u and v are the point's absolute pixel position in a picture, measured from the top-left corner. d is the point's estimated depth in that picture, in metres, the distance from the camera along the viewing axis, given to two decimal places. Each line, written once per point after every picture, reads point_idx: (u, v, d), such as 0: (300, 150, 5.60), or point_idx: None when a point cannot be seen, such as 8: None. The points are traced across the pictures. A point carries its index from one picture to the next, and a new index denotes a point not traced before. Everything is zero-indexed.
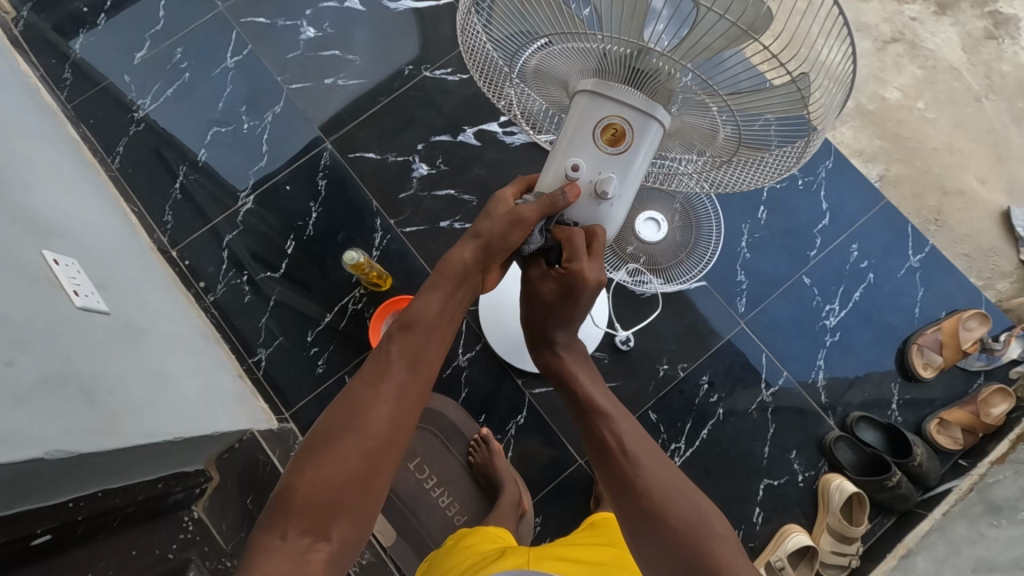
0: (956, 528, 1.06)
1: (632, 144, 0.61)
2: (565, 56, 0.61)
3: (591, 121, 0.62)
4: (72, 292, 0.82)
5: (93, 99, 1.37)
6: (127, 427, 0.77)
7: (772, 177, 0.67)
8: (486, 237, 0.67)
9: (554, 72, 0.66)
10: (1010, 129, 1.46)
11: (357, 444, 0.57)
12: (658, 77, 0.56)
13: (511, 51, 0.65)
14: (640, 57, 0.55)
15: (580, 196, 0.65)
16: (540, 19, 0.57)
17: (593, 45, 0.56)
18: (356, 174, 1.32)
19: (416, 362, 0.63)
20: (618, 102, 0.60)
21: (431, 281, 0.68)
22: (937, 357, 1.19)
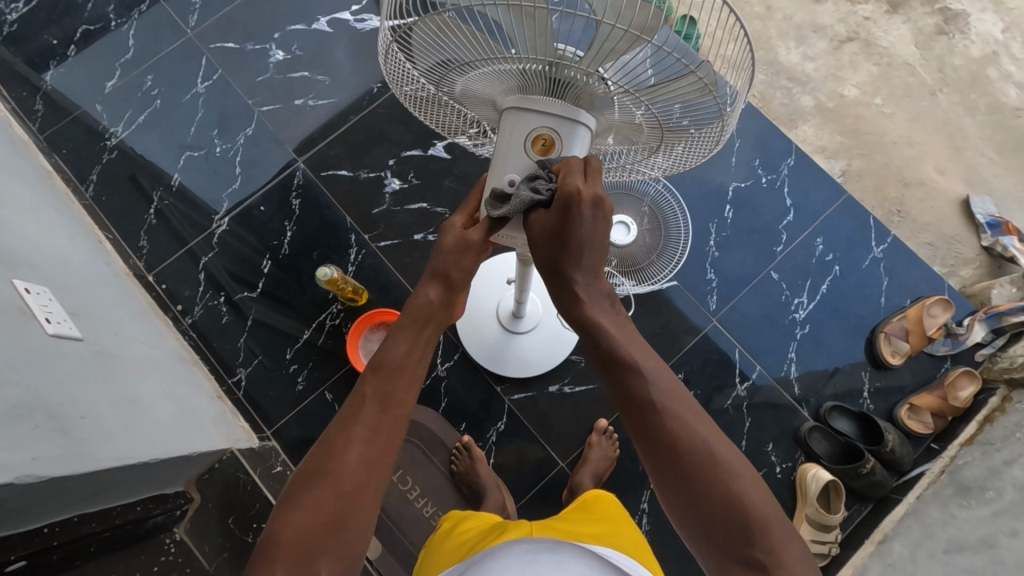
0: (929, 511, 1.10)
1: (563, 150, 0.60)
2: (486, 79, 0.60)
3: (517, 135, 0.61)
4: (44, 320, 0.83)
5: (65, 129, 1.38)
6: (99, 452, 0.78)
7: (702, 162, 0.68)
8: (444, 270, 0.64)
9: (478, 94, 0.65)
10: (965, 121, 1.51)
11: (333, 487, 0.52)
12: (576, 86, 0.56)
13: (435, 76, 0.64)
14: (556, 72, 0.54)
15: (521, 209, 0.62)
16: (456, 49, 0.56)
17: (511, 66, 0.55)
18: (329, 192, 1.34)
19: (388, 401, 0.58)
20: (541, 113, 0.59)
21: (400, 319, 0.63)
22: (903, 344, 1.22)
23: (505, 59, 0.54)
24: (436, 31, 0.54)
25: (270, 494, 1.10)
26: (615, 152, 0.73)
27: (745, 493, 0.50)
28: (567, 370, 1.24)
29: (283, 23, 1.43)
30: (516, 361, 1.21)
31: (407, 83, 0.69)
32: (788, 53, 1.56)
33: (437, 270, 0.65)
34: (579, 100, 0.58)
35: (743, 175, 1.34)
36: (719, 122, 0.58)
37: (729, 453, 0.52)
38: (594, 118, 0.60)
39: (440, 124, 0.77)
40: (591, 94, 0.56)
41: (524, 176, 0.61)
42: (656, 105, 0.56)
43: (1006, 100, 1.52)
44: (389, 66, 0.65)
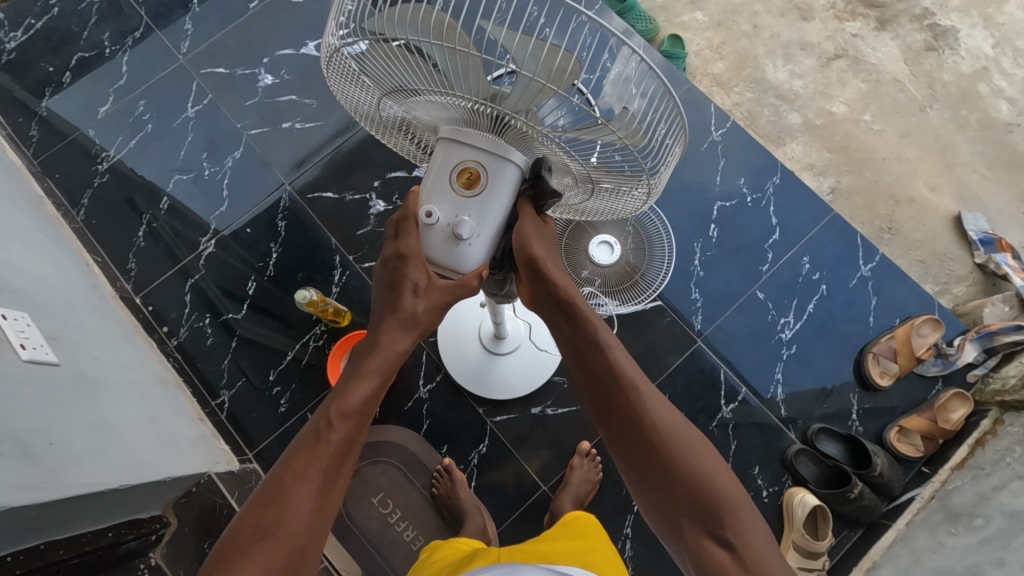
0: (917, 538, 1.07)
1: (487, 185, 0.60)
2: (428, 106, 0.60)
3: (446, 166, 0.61)
4: (19, 345, 0.85)
5: (60, 154, 1.41)
6: (66, 479, 0.78)
7: (641, 210, 0.68)
8: (409, 312, 0.64)
9: (424, 121, 0.66)
10: (956, 137, 1.50)
11: (283, 544, 0.54)
12: (512, 127, 0.56)
13: (384, 99, 0.64)
14: (492, 112, 0.54)
15: (436, 241, 0.62)
16: (397, 74, 0.57)
17: (448, 98, 0.56)
18: (315, 214, 1.35)
19: (346, 452, 0.60)
20: (472, 147, 0.59)
21: (365, 364, 0.63)
22: (893, 365, 1.20)
23: (441, 90, 0.54)
24: (374, 53, 0.55)
25: None
26: (561, 194, 0.72)
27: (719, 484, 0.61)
28: (550, 392, 1.23)
29: (272, 47, 1.46)
30: (498, 382, 1.21)
31: (360, 104, 0.70)
32: (775, 71, 1.56)
33: (399, 307, 0.64)
34: (511, 139, 0.58)
35: (727, 194, 1.33)
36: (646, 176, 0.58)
37: (676, 426, 0.64)
38: (527, 158, 0.61)
39: (402, 149, 0.77)
40: (521, 134, 0.57)
41: (442, 209, 0.61)
42: (581, 148, 0.57)
43: (998, 116, 1.51)
44: (340, 86, 0.66)
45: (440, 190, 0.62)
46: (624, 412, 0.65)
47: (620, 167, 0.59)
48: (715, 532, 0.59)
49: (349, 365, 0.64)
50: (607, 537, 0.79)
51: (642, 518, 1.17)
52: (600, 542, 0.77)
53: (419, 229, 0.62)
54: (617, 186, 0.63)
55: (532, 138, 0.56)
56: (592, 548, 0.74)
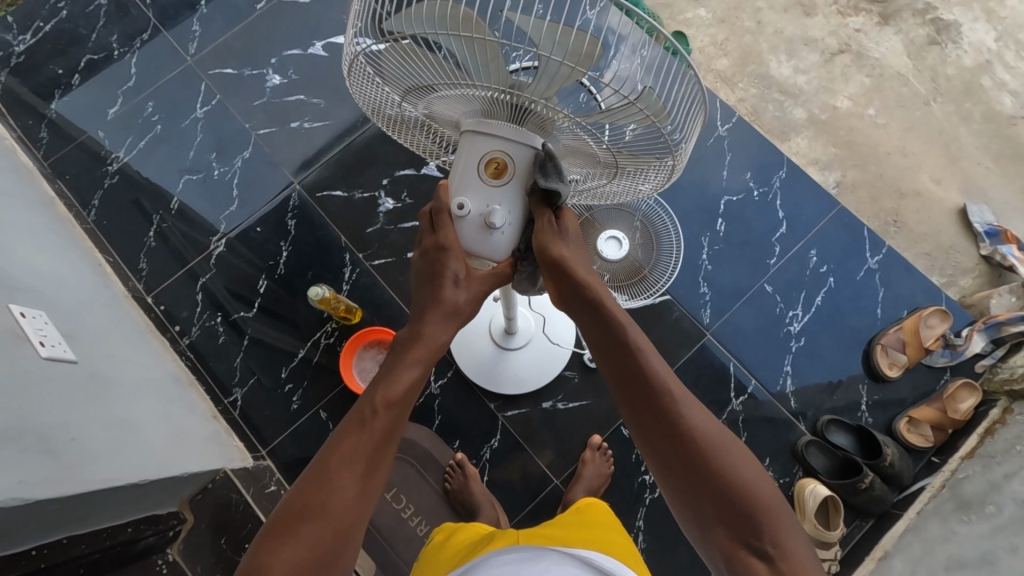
0: (929, 527, 1.07)
1: (515, 175, 0.61)
2: (449, 100, 0.61)
3: (472, 158, 0.62)
4: (38, 342, 0.86)
5: (70, 155, 1.41)
6: (87, 474, 0.79)
7: (660, 191, 0.69)
8: (451, 303, 0.64)
9: (441, 116, 0.67)
10: (960, 130, 1.50)
11: (327, 526, 0.54)
12: (534, 113, 0.57)
13: (403, 97, 0.65)
14: (515, 100, 0.55)
15: (467, 232, 0.64)
16: (417, 72, 0.57)
17: (469, 91, 0.57)
18: (324, 213, 1.36)
19: (388, 439, 0.59)
20: (497, 138, 0.60)
21: (408, 355, 0.63)
22: (902, 356, 1.20)
23: (462, 83, 0.55)
24: (393, 52, 0.56)
25: (263, 514, 1.09)
26: (581, 180, 0.73)
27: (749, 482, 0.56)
28: (560, 387, 1.24)
29: (279, 48, 1.46)
30: (509, 377, 1.21)
31: (377, 105, 0.71)
32: (779, 66, 1.57)
33: (442, 298, 0.64)
34: (532, 125, 0.59)
35: (734, 188, 1.34)
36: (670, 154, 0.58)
37: (697, 416, 0.59)
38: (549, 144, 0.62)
39: (419, 147, 0.78)
40: (542, 119, 0.58)
41: (472, 201, 0.62)
42: (603, 131, 0.58)
43: (1002, 109, 1.52)
44: (357, 89, 0.67)
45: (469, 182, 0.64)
46: (643, 400, 0.60)
47: (640, 148, 0.60)
48: (747, 540, 0.54)
49: (391, 355, 0.64)
50: (614, 521, 0.81)
51: (654, 511, 1.18)
52: (616, 530, 0.78)
53: (452, 220, 0.64)
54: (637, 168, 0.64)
55: (555, 121, 0.57)
56: (610, 534, 0.75)
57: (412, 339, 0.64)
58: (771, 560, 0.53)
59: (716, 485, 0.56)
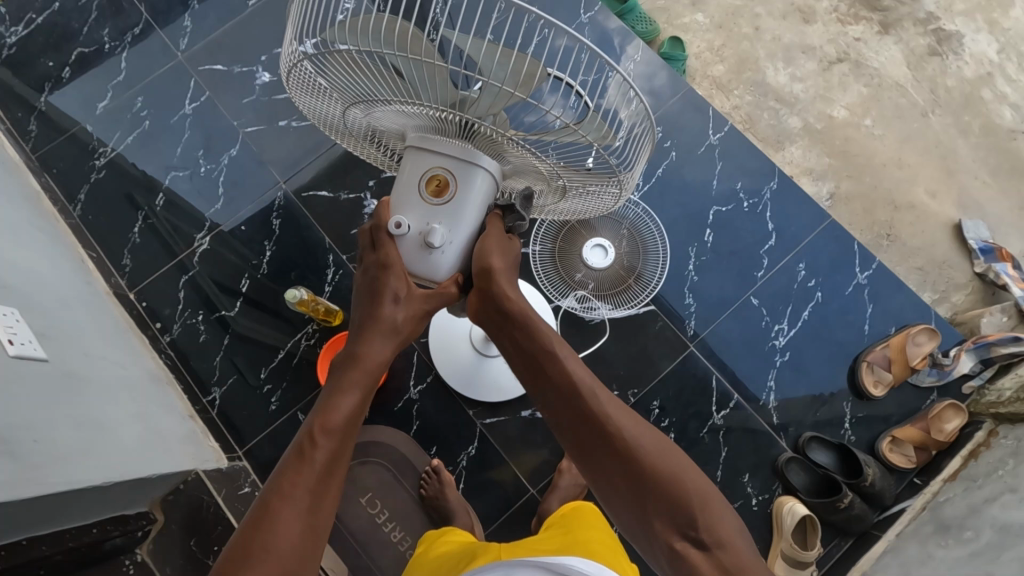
0: (908, 549, 1.06)
1: (457, 193, 0.61)
2: (395, 115, 0.60)
3: (414, 175, 0.62)
4: (6, 341, 0.85)
5: (58, 149, 1.41)
6: (49, 475, 0.78)
7: (615, 208, 0.69)
8: (391, 327, 0.65)
9: (388, 128, 0.66)
10: (958, 143, 1.48)
11: (273, 567, 0.54)
12: (481, 132, 0.56)
13: (350, 109, 0.64)
14: (462, 120, 0.54)
15: (410, 249, 0.63)
16: (359, 84, 0.56)
17: (415, 110, 0.56)
18: (309, 213, 1.35)
19: (332, 468, 0.61)
20: (440, 154, 0.61)
21: (347, 379, 0.64)
22: (887, 374, 1.18)
23: (409, 101, 0.54)
24: (332, 64, 0.54)
25: (232, 516, 1.09)
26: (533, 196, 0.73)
27: (669, 472, 0.60)
28: None
29: (270, 45, 1.46)
30: (488, 384, 1.20)
31: (323, 113, 0.70)
32: (775, 74, 1.55)
33: (380, 322, 0.65)
34: (479, 143, 0.59)
35: (723, 198, 1.32)
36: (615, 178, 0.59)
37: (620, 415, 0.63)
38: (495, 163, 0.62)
39: (371, 157, 0.78)
40: (490, 139, 0.57)
41: (411, 219, 0.62)
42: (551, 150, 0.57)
43: (1001, 122, 1.49)
44: (302, 96, 0.66)
45: (409, 200, 0.63)
46: (568, 398, 0.64)
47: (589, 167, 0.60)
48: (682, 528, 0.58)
49: (330, 380, 0.65)
50: (605, 525, 0.80)
51: None
52: (594, 527, 0.77)
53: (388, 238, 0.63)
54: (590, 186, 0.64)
55: (501, 142, 0.57)
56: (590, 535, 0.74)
57: (352, 363, 0.65)
58: (708, 547, 0.57)
59: (657, 491, 0.59)
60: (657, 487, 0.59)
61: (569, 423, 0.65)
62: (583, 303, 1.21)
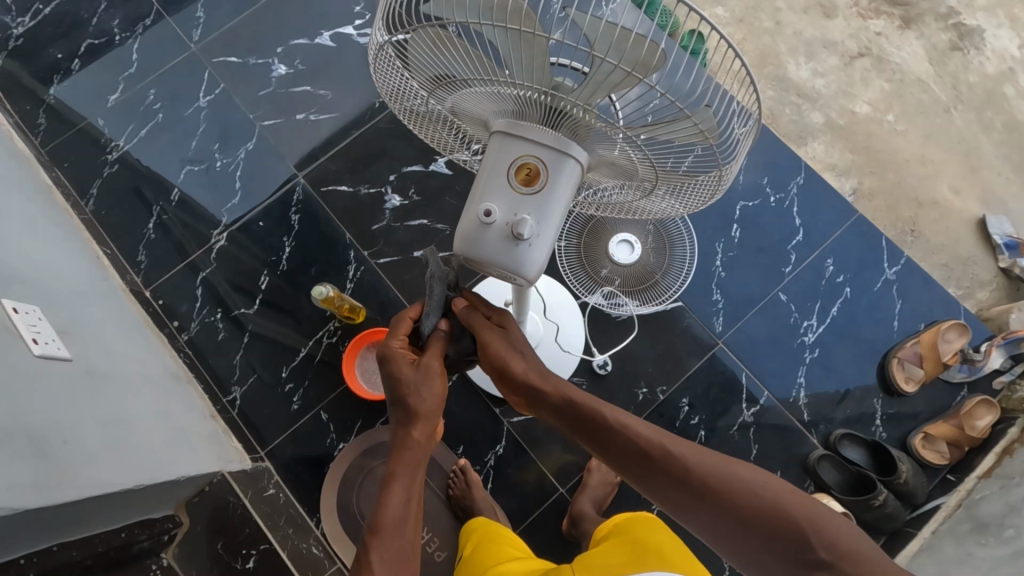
0: (944, 548, 1.05)
1: (548, 183, 0.57)
2: (479, 98, 0.57)
3: (501, 163, 0.58)
4: (31, 340, 0.82)
5: (69, 142, 1.37)
6: (80, 479, 0.76)
7: (701, 209, 0.66)
8: (416, 415, 0.67)
9: (470, 113, 0.63)
10: (980, 140, 1.47)
11: None
12: (568, 117, 0.53)
13: (429, 89, 0.61)
14: (553, 102, 0.51)
15: (494, 242, 0.59)
16: (450, 64, 0.53)
17: (504, 91, 0.53)
18: (329, 208, 1.33)
19: (399, 564, 0.63)
20: (529, 141, 0.56)
21: (402, 458, 0.66)
22: (918, 371, 1.18)
23: (499, 81, 0.51)
24: (422, 40, 0.51)
25: (259, 518, 1.09)
26: (612, 194, 0.70)
27: (753, 492, 0.59)
28: None
29: (286, 37, 1.43)
30: None
31: (397, 90, 0.66)
32: (797, 69, 1.53)
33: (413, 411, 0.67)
34: (569, 132, 0.55)
35: (751, 194, 1.30)
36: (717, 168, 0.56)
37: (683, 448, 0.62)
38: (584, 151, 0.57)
39: (438, 142, 0.75)
40: (577, 126, 0.54)
41: (500, 207, 0.58)
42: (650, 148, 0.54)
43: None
44: (381, 67, 0.63)
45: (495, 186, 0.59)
46: (627, 451, 0.63)
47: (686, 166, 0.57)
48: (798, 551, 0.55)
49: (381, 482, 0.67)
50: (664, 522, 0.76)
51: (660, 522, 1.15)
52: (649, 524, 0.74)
53: (474, 228, 0.59)
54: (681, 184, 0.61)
55: (592, 130, 0.54)
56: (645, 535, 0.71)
57: (394, 462, 0.67)
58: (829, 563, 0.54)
59: (751, 521, 0.58)
60: (754, 516, 0.58)
61: (639, 474, 0.63)
62: (610, 300, 1.20)
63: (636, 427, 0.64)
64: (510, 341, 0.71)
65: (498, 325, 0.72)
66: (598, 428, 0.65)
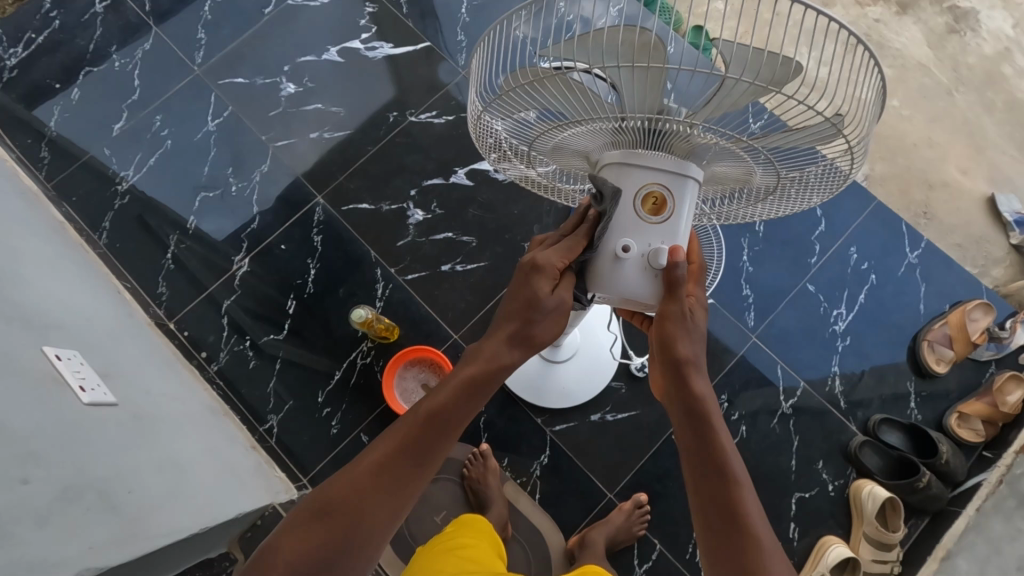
0: (992, 524, 1.06)
1: (675, 209, 0.59)
2: (588, 134, 0.60)
3: (627, 194, 0.59)
4: (79, 388, 0.79)
5: (74, 176, 1.33)
6: (151, 528, 0.75)
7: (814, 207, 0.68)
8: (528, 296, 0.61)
9: (573, 147, 0.65)
10: (983, 120, 1.50)
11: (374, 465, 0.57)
12: (676, 136, 0.55)
13: (534, 134, 0.64)
14: (655, 126, 0.54)
15: (630, 275, 0.60)
16: (563, 107, 0.56)
17: (614, 123, 0.55)
18: (351, 227, 1.31)
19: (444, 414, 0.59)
20: (653, 170, 0.58)
21: (458, 372, 0.60)
22: (948, 352, 1.20)
23: (612, 114, 0.53)
24: (532, 90, 0.54)
25: None
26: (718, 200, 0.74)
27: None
28: (608, 398, 1.21)
29: (292, 54, 1.40)
30: (555, 390, 1.18)
31: (493, 137, 0.69)
32: None
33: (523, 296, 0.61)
34: (683, 153, 0.58)
35: None
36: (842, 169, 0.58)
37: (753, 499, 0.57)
38: (698, 169, 0.60)
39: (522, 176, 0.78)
40: (692, 145, 0.56)
41: (636, 240, 0.60)
42: (775, 152, 0.57)
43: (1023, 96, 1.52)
44: (481, 123, 0.66)
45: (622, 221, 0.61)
46: (709, 463, 0.58)
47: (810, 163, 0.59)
48: None
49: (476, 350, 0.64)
50: None
51: None
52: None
53: (613, 266, 0.61)
54: (797, 182, 0.63)
55: (708, 146, 0.56)
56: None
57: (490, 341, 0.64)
58: None
59: None
60: None
61: (696, 482, 0.59)
62: None
63: (725, 446, 0.59)
64: (693, 335, 0.61)
65: (676, 313, 0.60)
66: (699, 417, 0.60)
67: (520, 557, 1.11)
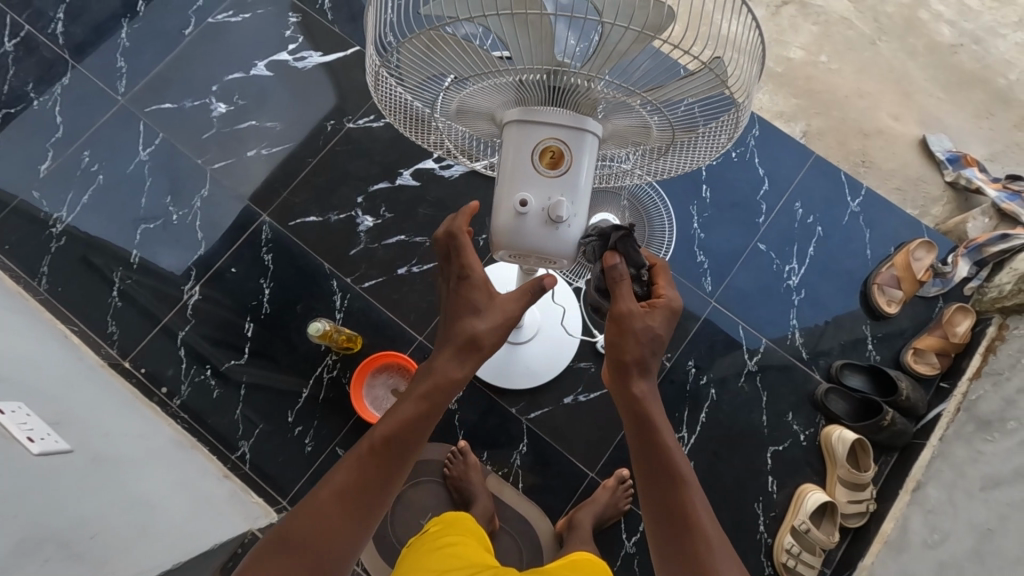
0: (956, 451, 1.11)
1: (572, 162, 0.62)
2: (484, 93, 0.62)
3: (527, 149, 0.62)
4: (27, 439, 0.75)
5: (5, 222, 1.28)
6: (119, 567, 0.73)
7: (710, 162, 0.71)
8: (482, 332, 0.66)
9: (475, 108, 0.67)
10: (908, 65, 1.55)
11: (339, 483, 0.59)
12: (578, 92, 0.58)
13: (428, 99, 0.66)
14: (555, 80, 0.56)
15: (533, 228, 0.63)
16: (457, 67, 0.58)
17: (508, 78, 0.58)
18: (301, 241, 1.29)
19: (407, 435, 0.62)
20: (550, 125, 0.60)
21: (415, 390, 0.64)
22: (897, 292, 1.24)
23: (502, 71, 0.56)
24: (427, 51, 0.57)
25: None
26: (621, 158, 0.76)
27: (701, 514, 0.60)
28: (579, 379, 1.22)
29: (219, 73, 1.37)
30: (523, 375, 1.19)
31: (394, 100, 0.70)
32: None
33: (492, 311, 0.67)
34: (585, 109, 0.60)
35: None
36: (732, 110, 0.61)
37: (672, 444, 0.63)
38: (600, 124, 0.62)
39: (437, 144, 0.81)
40: (593, 100, 0.59)
41: (535, 194, 0.62)
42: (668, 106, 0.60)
43: (942, 39, 1.57)
44: (379, 83, 0.66)
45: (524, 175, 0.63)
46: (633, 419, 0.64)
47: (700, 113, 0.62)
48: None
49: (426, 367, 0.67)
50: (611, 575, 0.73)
51: None
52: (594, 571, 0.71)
53: (512, 220, 0.63)
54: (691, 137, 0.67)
55: (607, 100, 0.59)
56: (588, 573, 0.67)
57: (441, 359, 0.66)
58: None
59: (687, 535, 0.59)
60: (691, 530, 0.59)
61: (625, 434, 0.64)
62: None
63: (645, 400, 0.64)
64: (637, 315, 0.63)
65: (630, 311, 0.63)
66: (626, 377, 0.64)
67: (511, 547, 1.12)
